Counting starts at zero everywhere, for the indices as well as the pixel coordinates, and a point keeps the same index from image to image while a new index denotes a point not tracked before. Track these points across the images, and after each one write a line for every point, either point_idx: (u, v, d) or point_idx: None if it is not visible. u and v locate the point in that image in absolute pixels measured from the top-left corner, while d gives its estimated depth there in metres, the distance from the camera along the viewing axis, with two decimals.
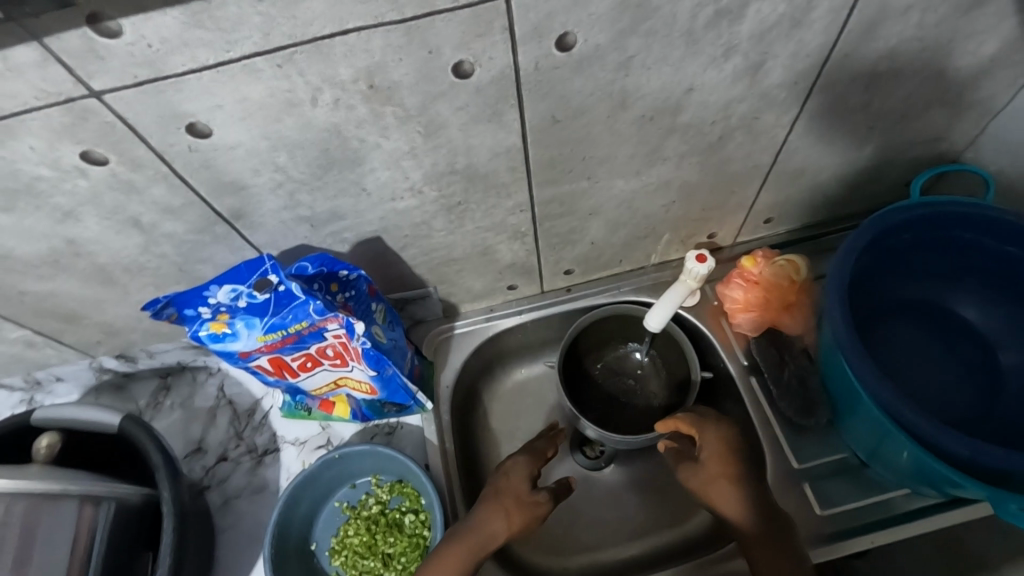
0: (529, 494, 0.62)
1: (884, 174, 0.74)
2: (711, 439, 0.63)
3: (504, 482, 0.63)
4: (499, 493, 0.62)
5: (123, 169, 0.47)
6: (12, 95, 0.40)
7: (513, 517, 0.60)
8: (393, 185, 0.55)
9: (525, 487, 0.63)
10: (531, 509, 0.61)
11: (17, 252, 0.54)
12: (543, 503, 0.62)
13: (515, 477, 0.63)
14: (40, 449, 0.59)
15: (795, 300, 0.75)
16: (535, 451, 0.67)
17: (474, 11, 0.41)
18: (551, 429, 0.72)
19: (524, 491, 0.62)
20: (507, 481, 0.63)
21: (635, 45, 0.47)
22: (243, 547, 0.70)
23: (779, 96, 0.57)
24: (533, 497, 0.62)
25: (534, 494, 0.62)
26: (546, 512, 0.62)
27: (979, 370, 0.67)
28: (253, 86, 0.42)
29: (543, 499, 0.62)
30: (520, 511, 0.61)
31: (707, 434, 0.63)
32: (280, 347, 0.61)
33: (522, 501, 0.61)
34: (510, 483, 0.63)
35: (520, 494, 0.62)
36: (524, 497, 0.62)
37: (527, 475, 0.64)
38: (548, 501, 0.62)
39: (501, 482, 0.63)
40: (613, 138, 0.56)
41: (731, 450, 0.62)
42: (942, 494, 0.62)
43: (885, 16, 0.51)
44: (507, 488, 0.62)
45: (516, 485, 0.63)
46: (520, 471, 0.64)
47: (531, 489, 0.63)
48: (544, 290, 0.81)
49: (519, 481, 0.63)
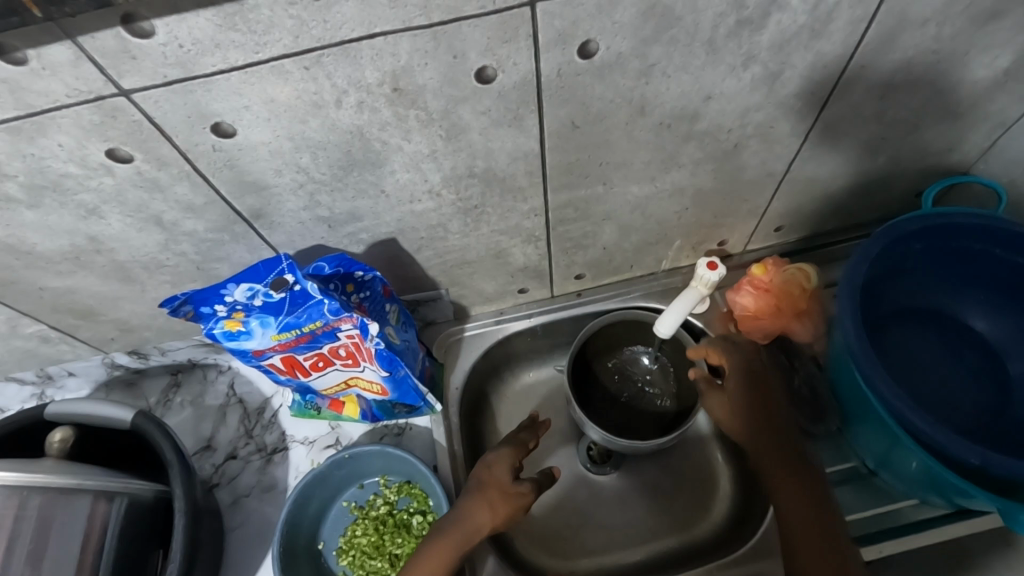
0: (512, 485, 0.62)
1: (895, 184, 0.74)
2: (737, 373, 0.67)
3: (487, 474, 0.63)
4: (484, 486, 0.62)
5: (148, 168, 0.47)
6: (43, 93, 0.40)
7: (497, 509, 0.60)
8: (412, 188, 0.55)
9: (507, 478, 0.63)
10: (514, 500, 0.61)
11: (39, 247, 0.54)
12: (527, 493, 0.62)
13: (499, 469, 0.63)
14: (53, 443, 0.59)
15: (806, 307, 0.75)
16: (517, 442, 0.67)
17: (501, 18, 0.42)
18: (533, 420, 0.71)
19: (507, 482, 0.62)
20: (491, 474, 0.63)
21: (657, 53, 0.48)
22: (251, 545, 0.70)
23: (796, 105, 0.57)
24: (517, 488, 0.62)
25: (517, 485, 0.62)
26: (530, 501, 0.63)
27: (988, 380, 0.67)
28: (280, 88, 0.43)
29: (526, 489, 0.63)
30: (504, 502, 0.61)
31: (734, 367, 0.68)
32: (293, 346, 0.61)
33: (506, 492, 0.62)
34: (493, 474, 0.63)
35: (503, 486, 0.62)
36: (508, 488, 0.62)
37: (511, 466, 0.64)
38: (531, 491, 0.63)
39: (485, 475, 0.63)
40: (631, 144, 0.57)
41: (760, 391, 0.66)
42: (950, 504, 0.63)
43: (904, 27, 0.52)
44: (491, 480, 0.62)
45: (499, 477, 0.62)
46: (503, 462, 0.64)
47: (514, 480, 0.63)
48: (555, 294, 0.81)
49: (502, 473, 0.63)
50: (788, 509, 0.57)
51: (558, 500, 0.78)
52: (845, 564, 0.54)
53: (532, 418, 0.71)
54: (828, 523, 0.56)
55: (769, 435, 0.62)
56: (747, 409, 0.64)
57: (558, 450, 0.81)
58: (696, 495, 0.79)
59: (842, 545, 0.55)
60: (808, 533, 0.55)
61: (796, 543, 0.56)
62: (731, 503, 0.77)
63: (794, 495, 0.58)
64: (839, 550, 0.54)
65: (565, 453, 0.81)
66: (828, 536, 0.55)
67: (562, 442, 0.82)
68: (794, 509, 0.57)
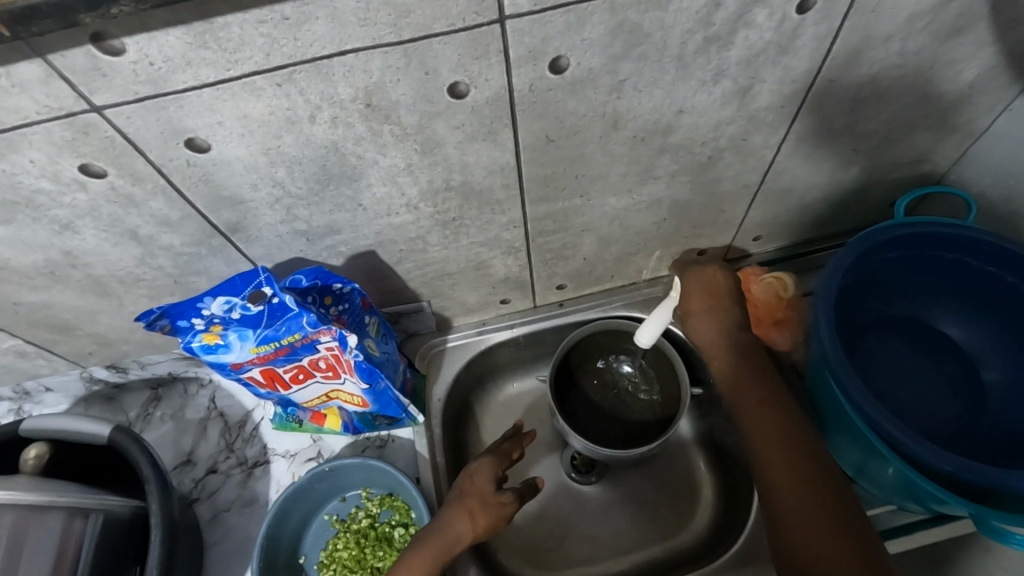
0: (494, 495, 0.62)
1: (870, 194, 0.75)
2: (702, 288, 0.70)
3: (469, 484, 0.63)
4: (465, 495, 0.62)
5: (122, 183, 0.48)
6: (14, 110, 0.40)
7: (478, 518, 0.60)
8: (389, 202, 0.56)
9: (489, 487, 0.62)
10: (496, 509, 0.61)
11: (13, 263, 0.54)
12: (508, 503, 0.62)
13: (481, 478, 0.63)
14: (28, 460, 0.59)
15: (784, 316, 0.76)
16: (501, 452, 0.67)
17: (471, 34, 0.42)
18: (518, 429, 0.72)
19: (489, 492, 0.62)
20: (472, 483, 0.63)
21: (628, 68, 0.49)
22: (231, 560, 0.69)
23: (767, 118, 0.58)
24: (498, 498, 0.62)
25: (499, 494, 0.62)
26: (512, 511, 0.63)
27: (962, 386, 0.68)
28: (252, 104, 0.43)
29: (508, 499, 0.62)
30: (485, 512, 0.61)
31: (700, 285, 0.70)
32: (272, 359, 0.61)
33: (487, 501, 0.61)
34: (474, 484, 0.62)
35: (485, 495, 0.62)
36: (489, 498, 0.62)
37: (493, 476, 0.63)
38: (513, 501, 0.63)
39: (467, 485, 0.63)
40: (606, 157, 0.58)
41: (744, 348, 0.66)
42: (928, 511, 0.63)
43: (869, 43, 0.53)
44: (473, 490, 0.62)
45: (481, 487, 0.62)
46: (485, 472, 0.63)
47: (495, 489, 0.63)
48: (537, 305, 0.82)
49: (483, 482, 0.63)
50: (781, 498, 0.54)
51: (542, 510, 0.79)
52: (856, 555, 0.48)
53: (516, 427, 0.71)
54: (837, 517, 0.51)
55: (760, 417, 0.60)
56: (735, 383, 0.64)
57: (541, 460, 0.81)
58: (680, 506, 0.79)
59: (847, 532, 0.50)
60: (803, 520, 0.52)
61: (793, 537, 0.51)
62: (714, 514, 0.77)
63: (793, 487, 0.54)
64: (844, 539, 0.50)
65: (548, 464, 0.81)
66: (830, 522, 0.51)
67: (546, 452, 0.82)
68: (788, 499, 0.53)
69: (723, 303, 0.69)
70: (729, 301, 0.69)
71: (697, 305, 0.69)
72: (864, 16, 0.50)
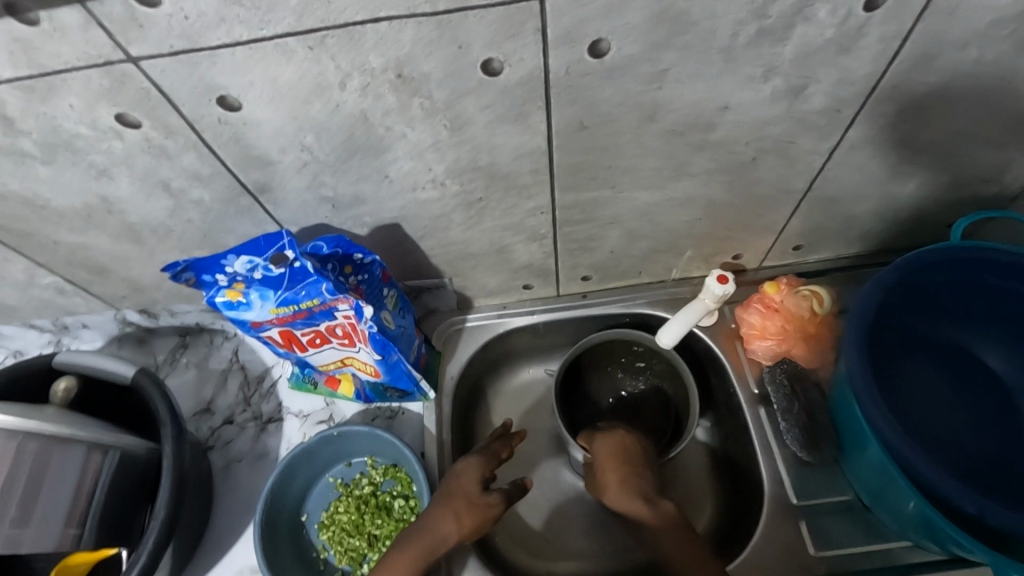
0: (480, 497, 0.62)
1: (926, 212, 0.71)
2: (610, 456, 0.66)
3: (456, 484, 0.62)
4: (452, 496, 0.61)
5: (156, 135, 0.48)
6: (55, 54, 0.41)
7: (463, 520, 0.60)
8: (415, 176, 0.55)
9: (476, 488, 0.62)
10: (482, 511, 0.61)
11: (54, 203, 0.56)
12: (495, 504, 0.62)
13: (468, 478, 0.63)
14: (57, 392, 0.63)
15: (815, 331, 0.72)
16: (490, 451, 0.66)
17: (508, 11, 0.41)
18: (506, 425, 0.71)
19: (475, 493, 0.62)
20: (459, 482, 0.62)
21: (671, 58, 0.46)
22: (237, 512, 0.72)
23: (818, 122, 0.55)
24: (485, 499, 0.62)
25: (486, 496, 0.62)
26: (499, 512, 0.63)
27: (1000, 424, 0.64)
28: (284, 67, 0.43)
29: (495, 500, 0.62)
30: (471, 512, 0.61)
31: (606, 451, 0.66)
32: (291, 321, 0.62)
33: (474, 503, 0.61)
34: (461, 484, 0.62)
35: (471, 497, 0.61)
36: (475, 499, 0.62)
37: (480, 477, 0.63)
38: (501, 501, 0.62)
39: (454, 484, 0.62)
40: (639, 149, 0.55)
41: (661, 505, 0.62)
42: (946, 551, 0.60)
43: (941, 48, 0.49)
44: (459, 490, 0.62)
45: (467, 488, 0.62)
46: (473, 472, 0.63)
47: (482, 491, 0.63)
48: (559, 294, 0.80)
49: (470, 483, 0.62)
50: None
51: (544, 501, 0.78)
52: None
53: (505, 427, 0.71)
54: None
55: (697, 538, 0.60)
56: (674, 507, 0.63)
57: (549, 451, 0.81)
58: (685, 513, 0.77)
59: None
60: None
61: None
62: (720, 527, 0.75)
63: None
64: None
65: (555, 456, 0.81)
66: None
67: (554, 444, 0.81)
68: None
69: (636, 467, 0.65)
70: (642, 463, 0.65)
71: (614, 473, 0.64)
72: (938, 19, 0.46)
